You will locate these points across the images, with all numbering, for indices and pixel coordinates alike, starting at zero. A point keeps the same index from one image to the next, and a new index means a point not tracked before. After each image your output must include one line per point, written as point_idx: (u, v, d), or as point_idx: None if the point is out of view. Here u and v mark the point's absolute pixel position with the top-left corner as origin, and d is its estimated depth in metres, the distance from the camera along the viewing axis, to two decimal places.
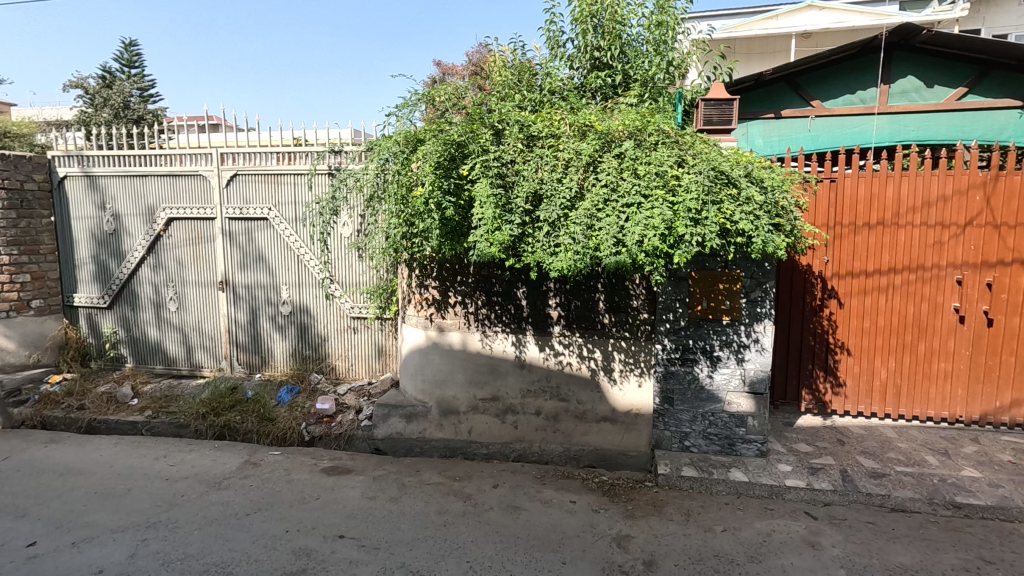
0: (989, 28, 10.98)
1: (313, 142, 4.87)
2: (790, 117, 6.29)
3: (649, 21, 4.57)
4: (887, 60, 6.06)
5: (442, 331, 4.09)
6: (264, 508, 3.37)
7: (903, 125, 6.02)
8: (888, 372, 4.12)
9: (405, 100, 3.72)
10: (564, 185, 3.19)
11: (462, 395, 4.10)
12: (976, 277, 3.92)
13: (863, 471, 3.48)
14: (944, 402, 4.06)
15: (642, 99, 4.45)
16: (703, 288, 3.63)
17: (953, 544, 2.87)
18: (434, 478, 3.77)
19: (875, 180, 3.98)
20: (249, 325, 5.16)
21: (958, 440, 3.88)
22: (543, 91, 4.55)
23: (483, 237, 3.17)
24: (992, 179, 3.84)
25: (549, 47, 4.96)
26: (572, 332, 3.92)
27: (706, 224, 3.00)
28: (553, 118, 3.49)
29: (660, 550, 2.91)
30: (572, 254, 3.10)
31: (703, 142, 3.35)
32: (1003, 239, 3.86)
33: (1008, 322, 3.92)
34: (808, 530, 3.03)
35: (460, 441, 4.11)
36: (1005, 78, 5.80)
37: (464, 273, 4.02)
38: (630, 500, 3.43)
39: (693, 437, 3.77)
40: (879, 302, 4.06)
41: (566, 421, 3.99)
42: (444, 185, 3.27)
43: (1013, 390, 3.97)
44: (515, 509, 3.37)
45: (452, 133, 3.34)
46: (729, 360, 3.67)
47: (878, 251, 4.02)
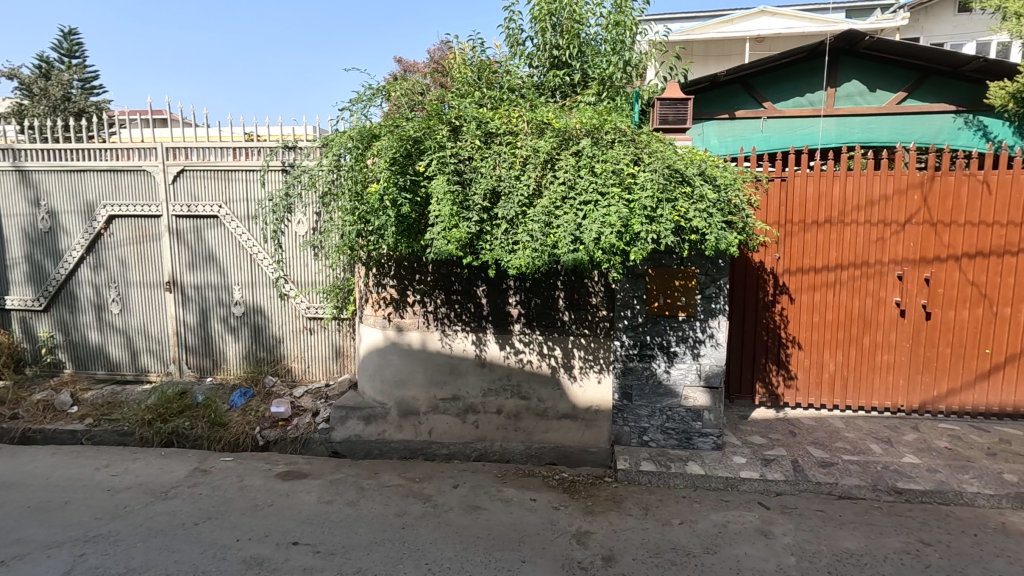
0: (928, 36, 11.54)
1: (266, 138, 4.71)
2: (743, 117, 6.48)
3: (607, 20, 4.60)
4: (833, 65, 6.29)
5: (400, 331, 4.02)
6: (214, 517, 3.24)
7: (848, 128, 6.29)
8: (835, 365, 4.28)
9: (360, 94, 3.62)
10: (522, 182, 3.18)
11: (422, 395, 4.04)
12: (916, 273, 4.11)
13: (813, 461, 3.60)
14: (887, 393, 4.25)
15: (601, 98, 4.49)
16: (659, 285, 3.70)
17: (896, 529, 2.99)
18: (393, 480, 3.70)
19: (823, 180, 4.12)
20: (199, 326, 4.96)
21: (900, 429, 4.06)
22: (504, 88, 4.53)
23: (440, 235, 3.12)
24: (929, 179, 4.02)
25: (509, 44, 4.94)
26: (532, 330, 3.92)
27: (661, 222, 3.05)
28: (511, 115, 3.47)
29: (618, 545, 2.94)
30: (530, 251, 3.09)
31: (658, 141, 3.39)
32: (939, 236, 4.05)
33: (945, 315, 4.12)
34: (761, 520, 3.11)
35: (420, 442, 4.05)
36: (941, 83, 6.11)
37: (423, 272, 3.97)
38: (590, 496, 3.45)
39: (651, 432, 3.84)
40: (827, 297, 4.21)
41: (527, 419, 3.98)
42: (400, 182, 3.21)
43: (950, 380, 4.17)
44: (475, 508, 3.34)
45: (408, 128, 3.28)
46: (685, 355, 3.74)
47: (825, 248, 4.17)
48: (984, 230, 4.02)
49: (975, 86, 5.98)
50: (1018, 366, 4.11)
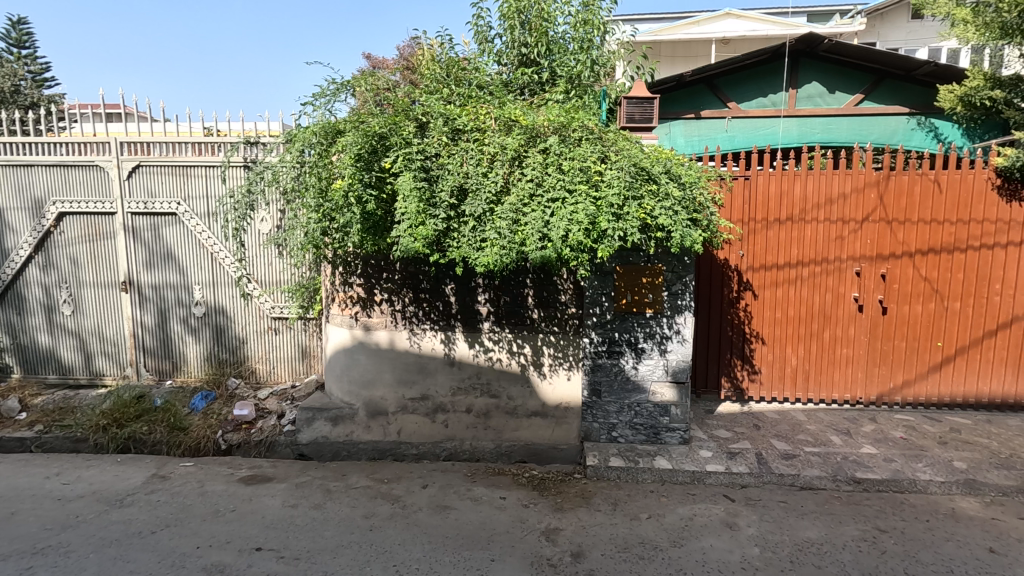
0: (883, 41, 11.94)
1: (227, 133, 4.58)
2: (708, 117, 6.61)
3: (575, 19, 4.61)
4: (795, 67, 6.45)
5: (368, 330, 3.96)
6: (173, 524, 3.13)
7: (809, 128, 6.47)
8: (798, 359, 4.39)
9: (323, 89, 3.54)
10: (489, 180, 3.16)
11: (390, 395, 3.99)
12: (873, 269, 4.25)
13: (775, 453, 3.69)
14: (846, 385, 4.38)
15: (569, 96, 4.50)
16: (627, 283, 3.73)
17: (854, 517, 3.08)
18: (360, 482, 3.65)
19: (785, 178, 4.22)
20: (158, 328, 4.79)
21: (858, 421, 4.19)
22: (473, 86, 4.50)
23: (406, 232, 3.08)
24: (885, 178, 4.16)
25: (477, 42, 4.91)
26: (501, 328, 3.91)
27: (628, 219, 3.07)
28: (478, 111, 3.44)
29: (587, 541, 2.95)
30: (498, 248, 3.07)
31: (625, 139, 3.41)
32: (894, 234, 4.20)
33: (900, 310, 4.27)
34: (726, 512, 3.17)
35: (389, 443, 4.00)
36: (896, 86, 6.33)
37: (391, 270, 3.91)
38: (560, 493, 3.46)
39: (620, 428, 3.87)
40: (789, 293, 4.32)
41: (497, 417, 3.97)
42: (365, 179, 3.16)
43: (905, 372, 4.32)
44: (444, 508, 3.31)
45: (374, 124, 3.22)
46: (652, 351, 3.79)
47: (787, 245, 4.27)
48: (935, 227, 4.18)
49: (927, 89, 6.22)
50: (967, 357, 4.29)
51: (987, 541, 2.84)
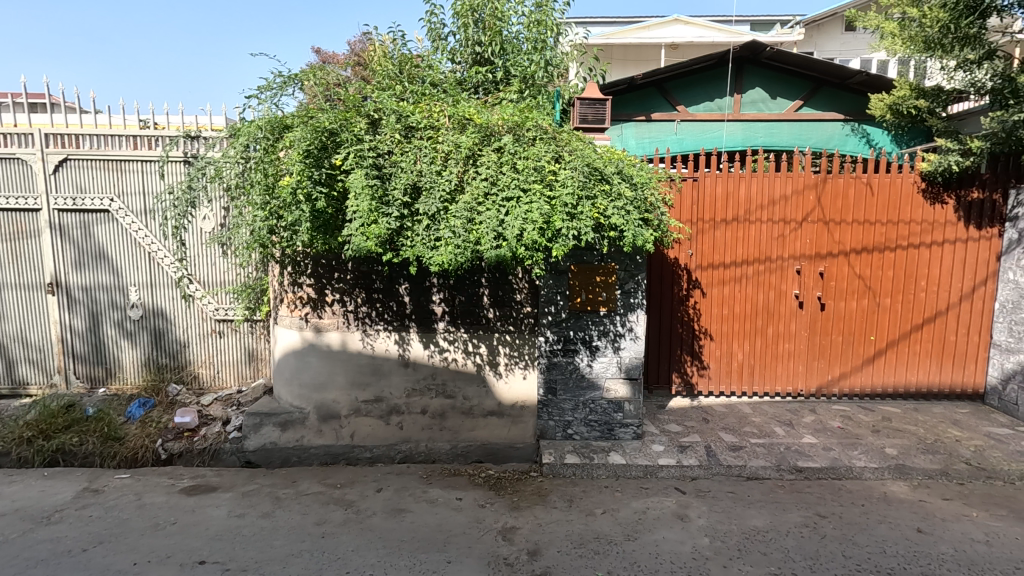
0: (820, 51, 12.55)
1: (166, 126, 4.36)
2: (659, 120, 6.78)
3: (529, 19, 4.63)
4: (740, 73, 6.69)
5: (319, 332, 3.85)
6: (107, 541, 2.95)
7: (753, 132, 6.74)
8: (743, 354, 4.56)
9: (269, 82, 3.42)
10: (443, 178, 3.12)
11: (343, 398, 3.89)
12: (812, 267, 4.46)
13: (723, 446, 3.82)
14: (789, 378, 4.58)
15: (523, 96, 4.51)
16: (582, 281, 3.77)
17: (796, 504, 3.23)
18: (312, 488, 3.54)
19: (730, 180, 4.37)
20: (89, 332, 4.51)
21: (800, 412, 4.39)
22: (426, 83, 4.45)
23: (358, 231, 3.01)
24: (822, 181, 4.38)
25: (430, 39, 4.85)
26: (456, 328, 3.88)
27: (581, 219, 3.10)
28: (432, 109, 3.40)
29: (544, 538, 2.97)
30: (452, 248, 3.04)
31: (579, 140, 3.45)
32: (832, 234, 4.42)
33: (837, 306, 4.50)
34: (678, 505, 3.26)
35: (342, 447, 3.90)
36: (831, 94, 6.68)
37: (343, 270, 3.82)
38: (516, 491, 3.47)
39: (575, 425, 3.91)
40: (735, 291, 4.48)
41: (453, 418, 3.94)
42: (314, 176, 3.06)
43: (842, 365, 4.56)
44: (400, 511, 3.26)
45: (323, 119, 3.13)
46: (606, 348, 3.84)
47: (733, 244, 4.43)
48: (868, 228, 4.42)
49: (859, 97, 6.61)
50: (897, 350, 4.55)
51: (915, 521, 3.03)
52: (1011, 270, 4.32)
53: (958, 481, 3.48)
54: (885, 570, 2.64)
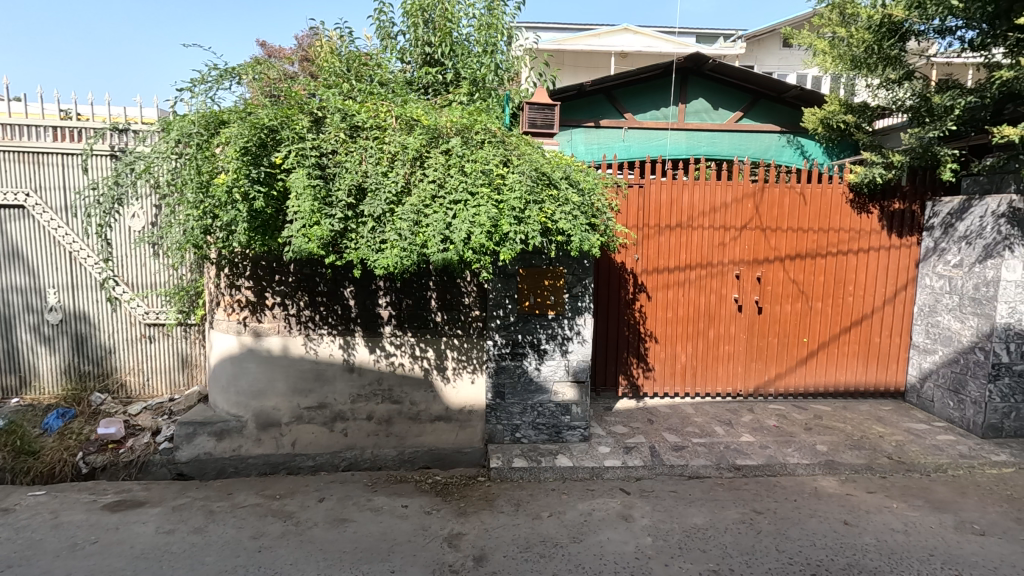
0: (760, 65, 13.14)
1: (91, 118, 4.10)
2: (607, 126, 6.91)
3: (479, 22, 4.61)
4: (684, 83, 6.91)
5: (258, 336, 3.70)
6: (16, 565, 2.72)
7: (696, 141, 6.97)
8: (686, 356, 4.69)
9: (203, 75, 3.25)
10: (389, 179, 3.05)
11: (284, 405, 3.75)
12: (750, 273, 4.65)
13: (667, 446, 3.91)
14: (728, 379, 4.75)
15: (473, 99, 4.50)
16: (530, 285, 3.78)
17: (734, 501, 3.34)
18: (249, 500, 3.39)
19: (674, 187, 4.50)
20: (1, 338, 4.18)
21: (738, 412, 4.56)
22: (374, 82, 4.37)
23: (299, 233, 2.91)
24: (760, 190, 4.57)
25: (379, 37, 4.77)
26: (403, 332, 3.81)
27: (529, 223, 3.10)
28: (378, 109, 3.33)
29: (490, 543, 2.95)
30: (398, 250, 2.98)
31: (527, 144, 3.45)
32: (769, 240, 4.62)
33: (773, 309, 4.70)
34: (622, 505, 3.31)
35: (282, 456, 3.76)
36: (769, 106, 6.99)
37: (284, 272, 3.68)
38: (463, 497, 3.44)
39: (523, 428, 3.92)
40: (679, 295, 4.61)
41: (399, 423, 3.86)
42: (252, 174, 2.94)
43: (778, 365, 4.77)
44: (342, 521, 3.17)
45: (262, 115, 3.01)
46: (554, 352, 3.87)
47: (677, 250, 4.56)
48: (801, 235, 4.64)
49: (794, 111, 6.95)
50: (828, 351, 4.80)
51: (842, 514, 3.20)
52: (928, 276, 4.63)
53: (881, 474, 3.70)
54: (815, 562, 2.77)
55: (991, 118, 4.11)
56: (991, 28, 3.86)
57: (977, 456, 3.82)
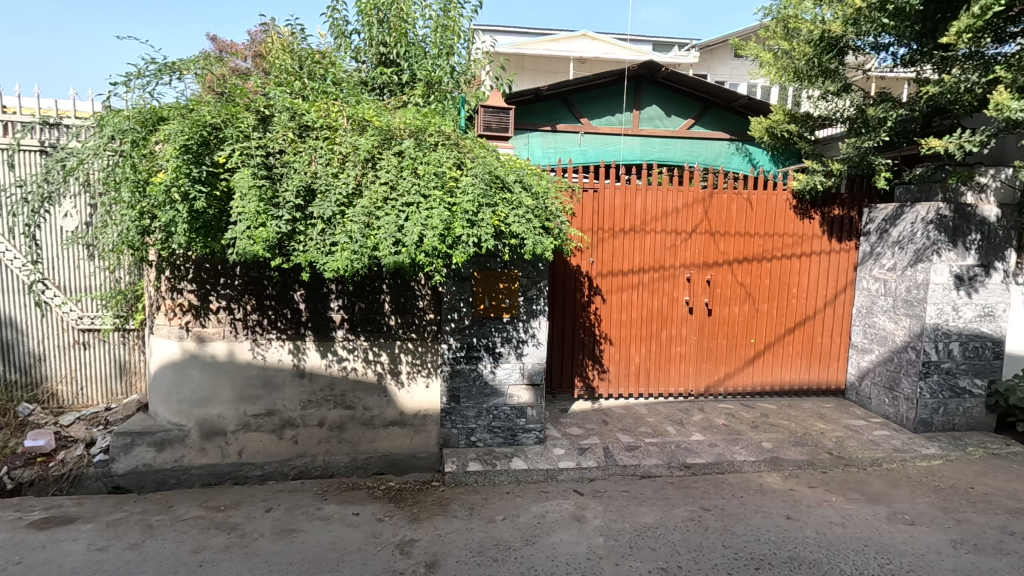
0: (714, 74, 13.55)
1: (18, 111, 3.88)
2: (563, 131, 6.99)
3: (435, 23, 4.57)
4: (638, 90, 7.06)
5: (201, 341, 3.55)
6: None
7: (650, 147, 7.12)
8: (640, 358, 4.78)
9: (139, 69, 3.11)
10: (340, 180, 2.99)
11: (230, 413, 3.62)
12: (700, 276, 4.78)
13: (620, 446, 3.97)
14: (680, 380, 4.87)
15: (428, 101, 4.46)
16: (484, 288, 3.77)
17: (683, 500, 3.42)
18: (190, 512, 3.26)
19: (627, 192, 4.59)
20: None
21: (690, 411, 4.67)
22: (327, 81, 4.28)
23: (243, 234, 2.81)
24: (709, 196, 4.71)
25: (333, 35, 4.68)
26: (356, 336, 3.74)
27: (482, 226, 3.07)
28: (329, 108, 3.25)
29: (442, 549, 2.92)
30: (348, 253, 2.92)
31: (481, 147, 3.45)
32: (718, 245, 4.76)
33: (722, 311, 4.85)
34: (576, 507, 3.34)
35: (228, 465, 3.63)
36: (720, 114, 7.21)
37: (230, 275, 3.56)
38: (416, 502, 3.39)
39: (478, 432, 3.90)
40: (632, 298, 4.70)
41: (352, 429, 3.79)
42: (193, 173, 2.83)
43: (727, 366, 4.92)
44: (290, 531, 3.08)
45: (204, 113, 2.90)
46: (509, 355, 3.87)
47: (630, 253, 4.64)
48: (748, 240, 4.80)
49: (743, 120, 7.19)
50: (774, 351, 4.97)
51: (785, 509, 3.32)
52: (866, 279, 4.86)
53: (821, 469, 3.86)
54: (758, 557, 2.86)
55: (921, 130, 4.35)
56: (920, 46, 4.07)
57: (909, 450, 4.04)
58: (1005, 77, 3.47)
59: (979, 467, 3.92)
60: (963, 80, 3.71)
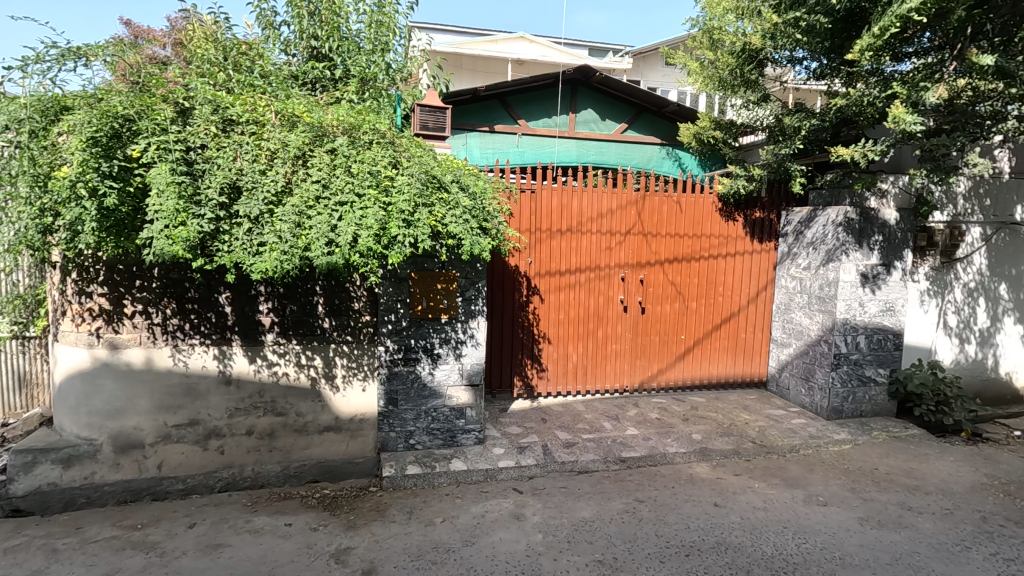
0: (646, 81, 14.02)
1: None
2: (501, 132, 7.02)
3: (370, 19, 4.46)
4: (574, 94, 7.20)
5: (114, 349, 3.30)
6: None
7: (585, 149, 7.27)
8: (577, 356, 4.88)
9: (39, 53, 2.85)
10: (268, 178, 2.86)
11: (148, 424, 3.39)
12: (634, 276, 4.94)
13: (559, 443, 4.04)
14: (616, 376, 5.01)
15: (362, 98, 4.36)
16: (422, 288, 3.73)
17: (619, 493, 3.52)
18: (103, 533, 3.03)
19: (564, 193, 4.67)
20: None
21: (625, 407, 4.82)
22: (254, 74, 4.10)
23: (161, 234, 2.64)
24: (642, 198, 4.87)
25: (261, 26, 4.48)
26: (287, 340, 3.60)
27: (418, 226, 3.04)
28: (256, 102, 3.11)
29: (380, 555, 2.86)
30: (277, 253, 2.81)
31: (418, 147, 3.41)
32: (650, 246, 4.94)
33: (655, 309, 5.03)
34: (515, 505, 3.37)
35: (146, 481, 3.40)
36: (651, 120, 7.48)
37: (146, 278, 3.33)
38: (353, 509, 3.31)
39: (417, 435, 3.86)
40: (569, 297, 4.78)
41: (284, 436, 3.64)
42: (102, 168, 2.62)
43: (659, 361, 5.11)
44: (217, 547, 2.92)
45: (114, 103, 2.69)
46: (448, 356, 3.84)
47: (567, 253, 4.73)
48: (678, 241, 5.00)
49: (673, 125, 7.49)
50: (703, 347, 5.21)
51: (713, 497, 3.49)
52: (784, 277, 5.19)
53: (745, 457, 4.08)
54: (688, 544, 2.99)
55: (830, 139, 4.71)
56: (829, 61, 4.38)
57: (823, 436, 4.35)
58: (902, 93, 3.80)
59: (882, 449, 4.28)
60: (866, 95, 4.00)
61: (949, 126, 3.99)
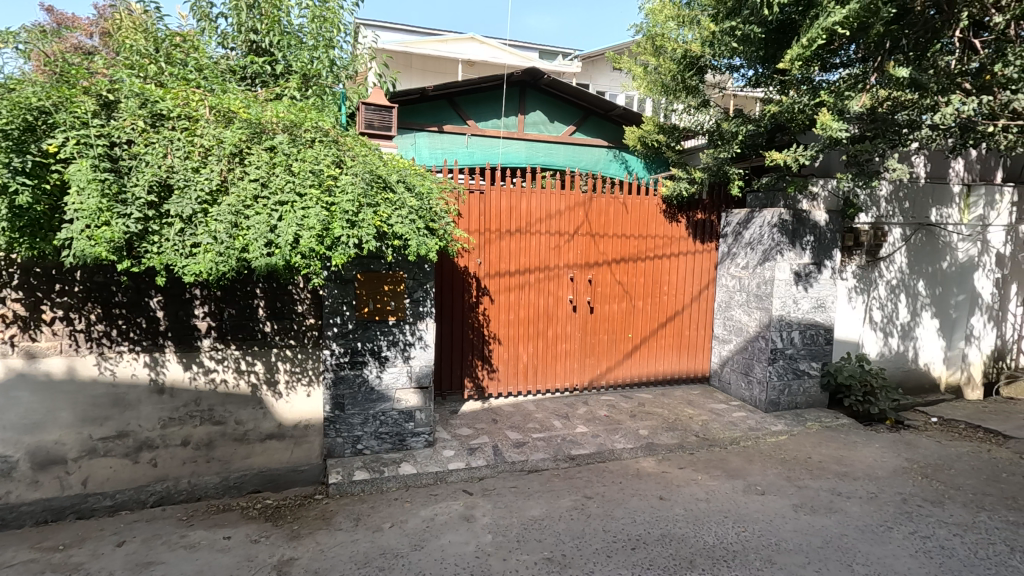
0: (595, 84, 14.28)
1: None
2: (449, 132, 6.98)
3: (312, 13, 4.33)
4: (523, 95, 7.24)
5: (31, 358, 3.06)
6: None
7: (534, 150, 7.32)
8: (527, 356, 4.91)
9: None
10: (202, 176, 2.74)
11: (70, 438, 3.17)
12: (582, 276, 5.01)
13: (509, 443, 4.05)
14: (565, 375, 5.07)
15: (305, 95, 4.23)
16: (368, 290, 3.65)
17: (568, 490, 3.57)
18: (19, 557, 2.82)
19: (513, 194, 4.69)
20: None
21: (575, 405, 4.88)
22: (188, 67, 3.91)
23: (82, 234, 2.47)
24: (589, 200, 4.94)
25: (195, 17, 4.28)
26: (225, 345, 3.45)
27: (363, 226, 2.97)
28: (189, 97, 2.97)
29: (324, 565, 2.78)
30: (213, 255, 2.69)
31: (362, 146, 3.34)
32: (597, 246, 5.02)
33: (603, 309, 5.12)
34: (464, 506, 3.35)
35: (70, 498, 3.19)
36: (598, 123, 7.62)
37: (67, 282, 3.11)
38: (296, 519, 3.21)
39: (365, 439, 3.76)
40: (519, 298, 4.81)
41: (222, 446, 3.49)
42: (14, 163, 2.43)
43: (607, 360, 5.21)
44: (148, 565, 2.77)
45: (28, 94, 2.51)
46: (396, 358, 3.78)
47: (516, 254, 4.75)
48: (625, 241, 5.12)
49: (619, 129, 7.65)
50: (649, 345, 5.35)
51: (658, 491, 3.58)
52: (724, 276, 5.40)
53: (689, 451, 4.21)
54: (634, 537, 3.06)
55: (766, 144, 4.93)
56: (764, 70, 4.58)
57: (762, 428, 4.55)
58: (829, 101, 4.02)
59: (815, 438, 4.51)
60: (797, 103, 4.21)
61: (872, 134, 4.26)
